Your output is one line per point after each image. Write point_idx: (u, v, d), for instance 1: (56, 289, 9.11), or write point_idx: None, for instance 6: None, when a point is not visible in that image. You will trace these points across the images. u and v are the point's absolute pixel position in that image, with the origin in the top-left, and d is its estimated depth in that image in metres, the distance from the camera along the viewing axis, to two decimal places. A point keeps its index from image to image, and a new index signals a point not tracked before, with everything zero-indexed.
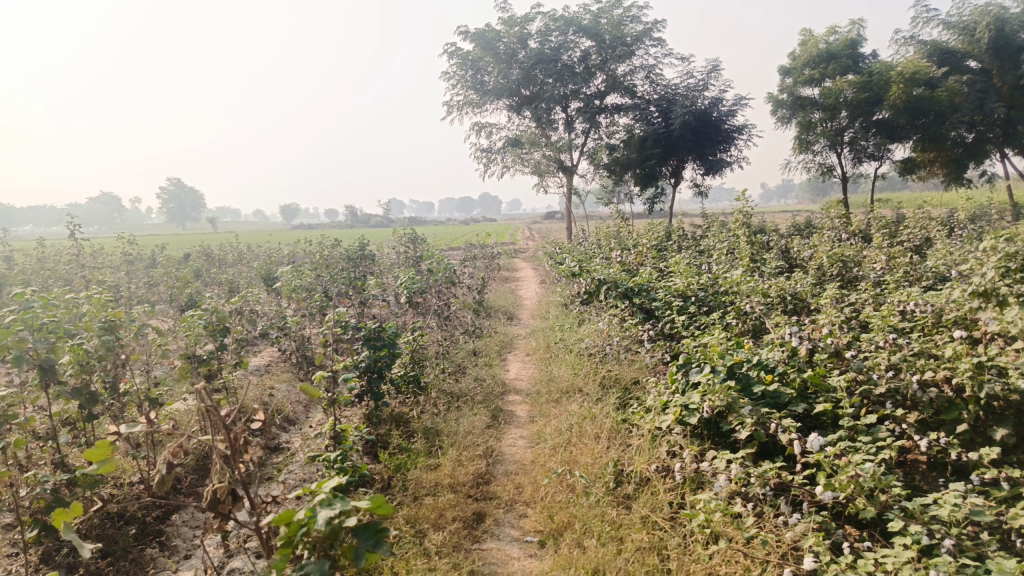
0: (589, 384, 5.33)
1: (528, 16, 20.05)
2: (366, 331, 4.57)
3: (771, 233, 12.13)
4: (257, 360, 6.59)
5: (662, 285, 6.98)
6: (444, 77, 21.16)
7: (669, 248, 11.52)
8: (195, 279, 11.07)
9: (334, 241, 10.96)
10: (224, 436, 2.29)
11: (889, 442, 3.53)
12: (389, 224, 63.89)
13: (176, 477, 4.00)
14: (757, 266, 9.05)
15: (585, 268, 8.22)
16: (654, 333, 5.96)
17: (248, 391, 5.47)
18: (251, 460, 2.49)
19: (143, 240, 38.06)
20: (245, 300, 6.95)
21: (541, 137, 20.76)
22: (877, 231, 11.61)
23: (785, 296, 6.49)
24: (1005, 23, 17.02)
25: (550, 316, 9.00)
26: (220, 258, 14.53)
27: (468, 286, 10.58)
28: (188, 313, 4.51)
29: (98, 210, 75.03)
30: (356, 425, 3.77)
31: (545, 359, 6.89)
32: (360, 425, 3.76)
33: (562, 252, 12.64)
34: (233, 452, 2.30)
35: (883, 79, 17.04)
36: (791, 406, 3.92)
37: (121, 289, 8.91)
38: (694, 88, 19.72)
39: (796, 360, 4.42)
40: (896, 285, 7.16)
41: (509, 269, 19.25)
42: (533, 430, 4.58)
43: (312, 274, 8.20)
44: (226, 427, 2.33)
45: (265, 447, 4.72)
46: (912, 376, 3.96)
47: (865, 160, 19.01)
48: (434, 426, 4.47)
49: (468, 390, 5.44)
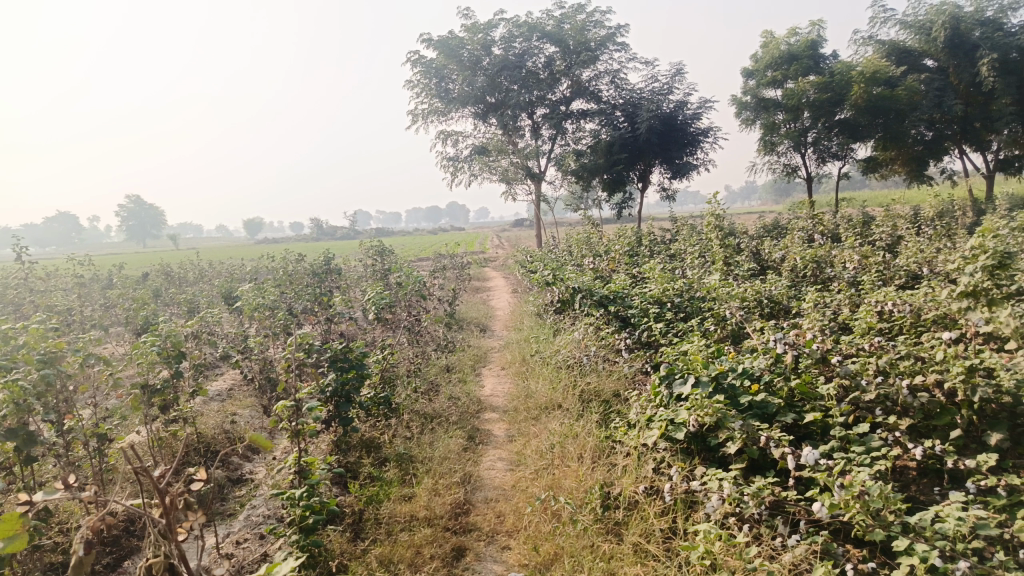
0: (568, 399, 5.14)
1: (491, 23, 19.92)
2: (332, 352, 4.33)
3: (742, 235, 12.09)
4: (219, 385, 6.28)
5: (638, 292, 6.84)
6: (408, 85, 20.92)
7: (640, 253, 11.40)
8: (152, 300, 10.63)
9: (298, 257, 10.62)
10: (156, 500, 2.03)
11: (884, 451, 3.38)
12: (355, 237, 63.27)
13: (128, 517, 3.72)
14: (730, 269, 8.95)
15: (559, 276, 8.04)
16: (632, 343, 5.80)
17: (208, 420, 5.17)
18: (196, 516, 2.25)
19: (102, 260, 36.99)
20: (204, 322, 6.63)
21: (507, 143, 20.63)
22: (846, 231, 11.64)
23: (761, 300, 6.38)
24: (959, 22, 17.30)
25: (524, 327, 8.81)
26: (180, 276, 14.05)
27: (438, 298, 10.34)
28: (139, 340, 4.20)
29: (54, 229, 73.07)
30: (322, 458, 3.50)
31: (520, 373, 6.68)
32: (328, 457, 3.50)
33: (534, 260, 12.46)
34: (168, 521, 2.02)
35: (844, 79, 17.23)
36: (780, 418, 3.76)
37: (73, 313, 8.48)
38: (659, 92, 19.76)
39: (782, 368, 4.27)
40: (871, 285, 7.11)
41: (479, 278, 19.01)
42: (512, 450, 4.37)
43: (275, 292, 7.88)
44: (158, 490, 2.07)
45: (227, 480, 4.43)
46: (902, 381, 3.82)
47: (828, 160, 19.18)
48: (407, 451, 4.23)
49: (442, 410, 5.19)
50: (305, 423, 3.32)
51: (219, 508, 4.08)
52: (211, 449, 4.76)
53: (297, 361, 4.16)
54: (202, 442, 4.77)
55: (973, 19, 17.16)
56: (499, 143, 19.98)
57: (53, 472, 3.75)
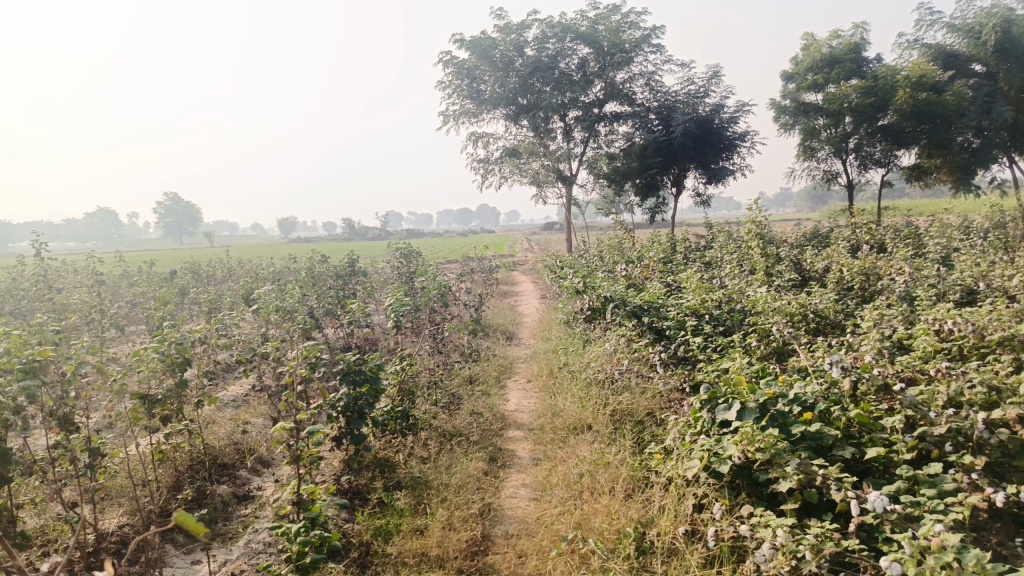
0: (599, 419, 4.79)
1: (524, 24, 19.63)
2: (345, 364, 4.00)
3: (782, 243, 11.59)
4: (231, 392, 6.01)
5: (674, 302, 6.47)
6: (439, 86, 20.72)
7: (676, 260, 10.97)
8: (173, 299, 10.45)
9: (322, 258, 10.38)
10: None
11: (962, 496, 2.98)
12: (386, 238, 63.46)
13: (119, 541, 3.45)
14: (770, 279, 8.50)
15: (589, 284, 7.66)
16: (667, 358, 5.42)
17: (217, 429, 4.90)
18: None
19: (134, 255, 37.22)
20: (220, 324, 6.39)
21: (538, 145, 20.31)
22: (895, 242, 11.08)
23: (806, 313, 5.98)
24: (1011, 25, 16.58)
25: (552, 337, 8.43)
26: (206, 275, 13.92)
27: (465, 303, 10.03)
28: (140, 346, 3.94)
29: (93, 226, 74.65)
30: (326, 486, 3.19)
31: (548, 387, 6.32)
32: (331, 485, 3.18)
33: (564, 266, 12.10)
34: None
35: (889, 83, 16.55)
36: (837, 453, 3.37)
37: (90, 313, 8.34)
38: (695, 95, 19.26)
39: (838, 394, 3.86)
40: (927, 301, 6.61)
41: (508, 282, 18.65)
42: (537, 476, 4.02)
43: (295, 294, 7.65)
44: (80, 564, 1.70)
45: (232, 497, 4.14)
46: (977, 415, 3.38)
47: (871, 167, 18.52)
48: (423, 474, 3.91)
49: (464, 427, 4.86)
50: (306, 447, 3.03)
51: (221, 529, 3.80)
52: (219, 462, 4.49)
53: (307, 376, 3.86)
54: (210, 454, 4.51)
55: None
56: (530, 145, 19.62)
57: (43, 491, 3.50)
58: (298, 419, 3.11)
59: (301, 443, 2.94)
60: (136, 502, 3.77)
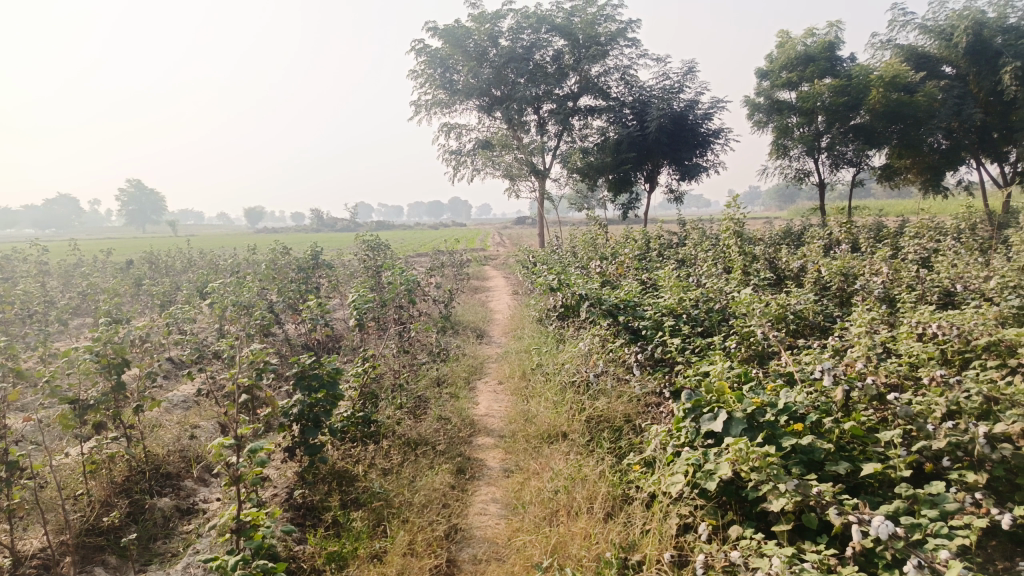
0: (575, 425, 4.52)
1: (498, 13, 19.26)
2: (300, 368, 3.67)
3: (757, 241, 11.44)
4: (181, 392, 5.65)
5: (651, 302, 6.23)
6: (411, 75, 20.27)
7: (651, 257, 10.76)
8: (124, 291, 9.95)
9: (284, 249, 9.95)
10: None
11: (969, 519, 2.74)
12: (356, 229, 62.72)
13: (40, 564, 3.10)
14: (747, 277, 8.31)
15: (563, 280, 7.40)
16: (643, 359, 5.18)
17: (162, 435, 4.55)
18: None
19: (91, 244, 36.01)
20: (170, 321, 6.00)
21: (512, 138, 20.00)
22: (870, 242, 10.98)
23: (786, 314, 5.77)
24: (982, 27, 16.64)
25: (524, 335, 8.15)
26: (165, 266, 13.37)
27: (434, 298, 9.68)
28: (70, 347, 3.56)
29: (54, 212, 72.73)
30: (270, 508, 2.84)
31: (519, 389, 6.03)
32: (276, 509, 2.83)
33: (537, 261, 11.79)
34: None
35: (861, 83, 16.51)
36: (830, 469, 3.14)
37: (34, 305, 7.88)
38: (670, 90, 19.10)
39: (829, 404, 3.63)
40: (908, 302, 6.46)
41: (479, 277, 18.33)
42: (508, 490, 3.74)
43: (254, 288, 7.29)
44: None
45: (174, 511, 3.79)
46: (978, 429, 3.16)
47: (843, 166, 18.52)
48: (383, 489, 3.60)
49: (430, 434, 4.56)
50: (248, 469, 2.71)
51: (158, 548, 3.45)
52: (162, 472, 4.13)
53: (255, 383, 3.51)
54: (151, 462, 4.15)
55: (997, 25, 16.45)
56: (503, 137, 19.25)
57: None
58: (238, 435, 2.77)
59: (241, 465, 2.61)
60: (62, 521, 3.41)
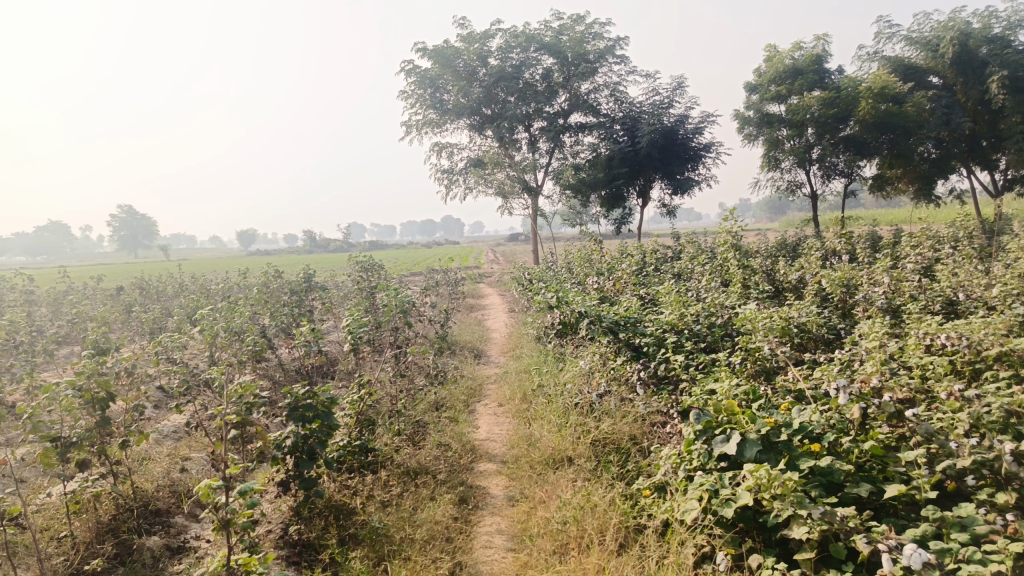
0: (580, 449, 4.37)
1: (487, 33, 19.27)
2: (293, 399, 3.51)
3: (754, 253, 11.33)
4: (171, 423, 5.47)
5: (651, 318, 6.10)
6: (401, 95, 20.27)
7: (648, 272, 10.64)
8: (113, 319, 9.77)
9: (275, 273, 9.80)
10: None
11: (1003, 544, 2.58)
12: (348, 250, 62.60)
13: None
14: (747, 290, 8.19)
15: (562, 298, 7.27)
16: (646, 377, 5.03)
17: (151, 469, 4.37)
18: None
19: (81, 271, 35.73)
20: (159, 349, 5.84)
21: (503, 156, 19.97)
22: (868, 252, 10.86)
23: (791, 328, 5.64)
24: (968, 37, 16.70)
25: (523, 354, 8.00)
26: (155, 291, 13.18)
27: (429, 319, 9.53)
28: (50, 382, 3.40)
29: (44, 239, 72.32)
30: (258, 553, 2.66)
31: (520, 411, 5.87)
32: (264, 553, 2.65)
33: (533, 278, 11.65)
34: None
35: (851, 95, 16.49)
36: (851, 492, 3.00)
37: (20, 334, 7.70)
38: (660, 105, 19.12)
39: (845, 422, 3.50)
40: (912, 312, 6.33)
41: (474, 295, 18.20)
42: (514, 521, 3.59)
43: (245, 314, 7.14)
44: None
45: (164, 550, 3.60)
46: (1004, 447, 3.01)
47: (835, 177, 18.52)
48: (383, 524, 3.43)
49: (430, 462, 4.40)
50: (238, 511, 2.55)
51: None
52: (150, 509, 3.94)
53: (244, 417, 3.36)
54: (140, 499, 3.97)
55: (982, 35, 16.51)
56: (495, 155, 19.19)
57: None
58: (226, 475, 2.60)
59: (232, 508, 2.45)
60: (43, 565, 3.22)
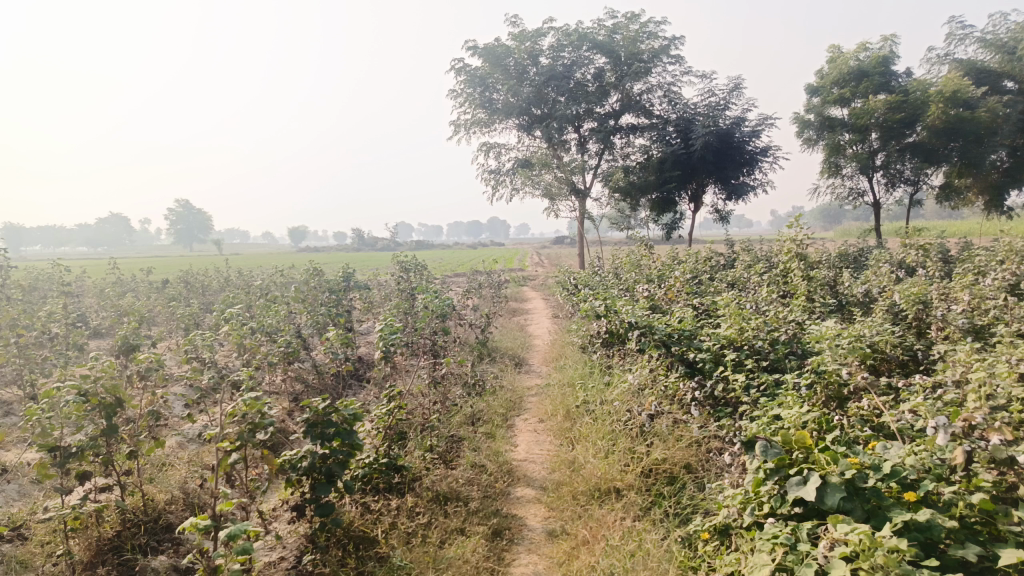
0: (629, 477, 3.96)
1: (540, 31, 18.88)
2: (310, 415, 3.16)
3: (815, 262, 10.63)
4: (196, 426, 5.23)
5: (707, 331, 5.61)
6: (450, 94, 20.08)
7: (702, 280, 10.07)
8: (152, 316, 9.67)
9: (316, 271, 9.56)
10: None
11: None
12: (394, 247, 63.01)
13: None
14: (810, 303, 7.59)
15: (610, 306, 6.83)
16: (701, 397, 4.56)
17: (167, 479, 4.10)
18: None
19: (133, 262, 36.31)
20: (189, 349, 5.63)
21: (551, 157, 19.58)
22: (941, 266, 10.07)
23: (864, 346, 5.08)
24: None
25: (567, 365, 7.57)
26: (200, 286, 13.12)
27: (469, 323, 9.16)
28: (53, 387, 3.13)
29: (104, 232, 74.40)
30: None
31: (563, 429, 5.45)
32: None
33: (578, 283, 11.20)
34: None
35: (919, 99, 15.57)
36: (957, 554, 2.50)
37: (58, 327, 7.61)
38: (716, 107, 18.44)
39: (944, 466, 2.99)
40: (999, 337, 5.69)
41: (517, 299, 17.81)
42: (553, 563, 3.21)
43: (281, 313, 6.90)
44: None
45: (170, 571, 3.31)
46: None
47: (900, 185, 17.55)
48: (403, 562, 3.06)
49: (462, 486, 4.01)
50: (223, 556, 2.21)
51: None
52: (161, 524, 3.65)
53: (247, 439, 3.08)
54: (151, 513, 3.69)
55: None
56: (543, 156, 18.77)
57: None
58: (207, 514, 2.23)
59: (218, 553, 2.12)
60: None
